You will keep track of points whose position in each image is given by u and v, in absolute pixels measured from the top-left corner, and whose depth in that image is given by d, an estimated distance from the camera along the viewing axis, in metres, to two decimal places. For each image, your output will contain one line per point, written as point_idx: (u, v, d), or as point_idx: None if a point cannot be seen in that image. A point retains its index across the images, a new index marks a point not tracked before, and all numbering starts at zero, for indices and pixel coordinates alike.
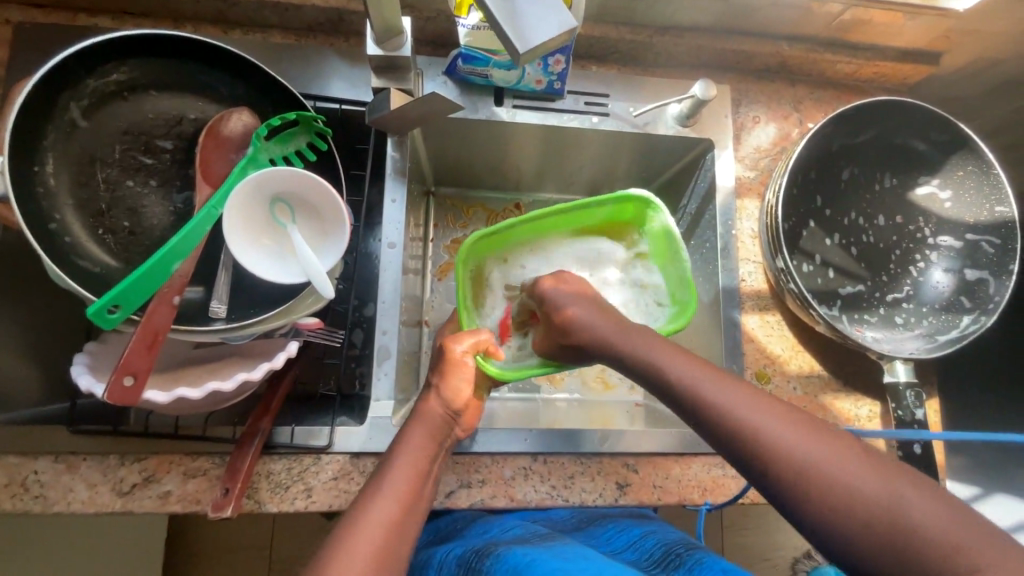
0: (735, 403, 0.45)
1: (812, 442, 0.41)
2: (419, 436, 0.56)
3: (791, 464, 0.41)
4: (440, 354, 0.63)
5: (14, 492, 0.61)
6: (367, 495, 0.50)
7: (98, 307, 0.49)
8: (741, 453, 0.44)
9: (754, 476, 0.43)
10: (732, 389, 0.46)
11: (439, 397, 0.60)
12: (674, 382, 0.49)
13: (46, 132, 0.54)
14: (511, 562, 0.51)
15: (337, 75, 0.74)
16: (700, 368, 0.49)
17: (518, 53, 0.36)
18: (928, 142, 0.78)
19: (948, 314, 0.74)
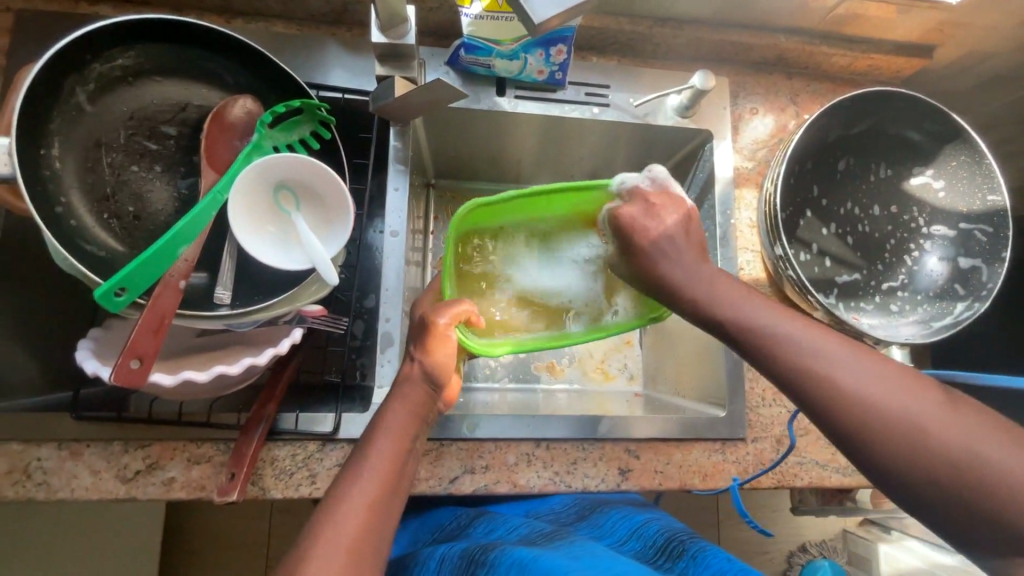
0: (830, 364, 0.47)
1: (902, 400, 0.44)
2: (399, 412, 0.55)
3: (880, 423, 0.44)
4: (423, 325, 0.58)
5: (17, 479, 0.61)
6: (348, 476, 0.50)
7: (105, 290, 0.49)
8: (827, 406, 0.47)
9: (840, 432, 0.46)
10: (825, 345, 0.48)
11: (423, 370, 0.57)
12: (762, 335, 0.51)
13: (53, 115, 0.54)
14: (518, 559, 0.50)
15: (340, 64, 0.74)
16: (795, 328, 0.50)
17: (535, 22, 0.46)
18: (922, 132, 0.79)
19: (942, 301, 0.75)
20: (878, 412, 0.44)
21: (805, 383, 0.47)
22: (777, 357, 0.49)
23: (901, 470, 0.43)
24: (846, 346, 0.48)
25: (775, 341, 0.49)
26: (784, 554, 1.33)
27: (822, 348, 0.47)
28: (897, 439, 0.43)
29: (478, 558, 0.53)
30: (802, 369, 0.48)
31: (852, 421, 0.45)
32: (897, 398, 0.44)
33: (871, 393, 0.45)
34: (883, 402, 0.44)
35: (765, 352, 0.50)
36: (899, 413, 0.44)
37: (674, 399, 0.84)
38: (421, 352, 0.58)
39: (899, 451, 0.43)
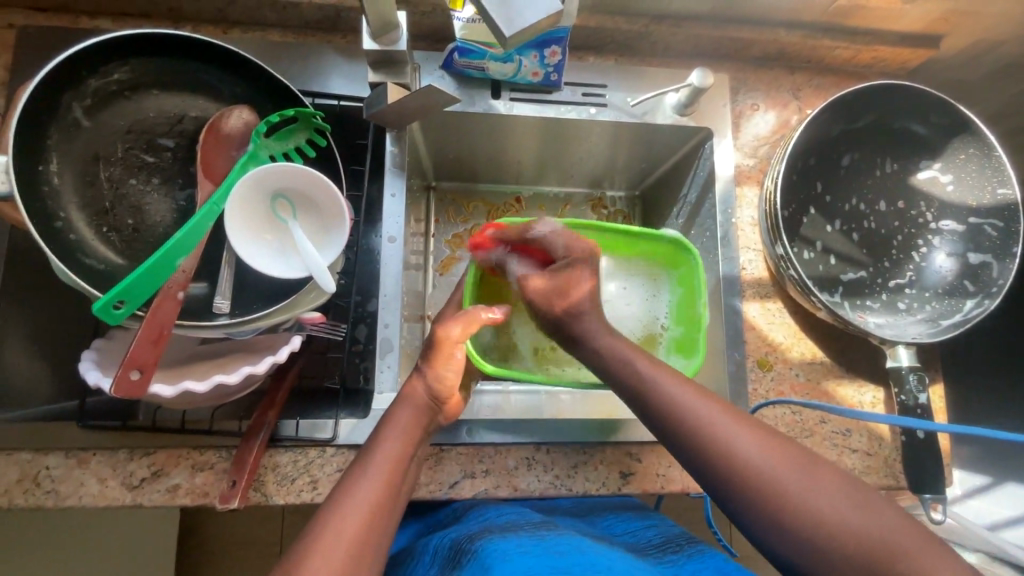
0: (727, 438, 0.47)
1: (796, 475, 0.44)
2: (407, 415, 0.56)
3: (776, 498, 0.43)
4: (430, 339, 0.60)
5: (27, 487, 0.62)
6: (347, 483, 0.49)
7: (103, 303, 0.50)
8: (720, 481, 0.46)
9: (728, 499, 0.46)
10: (720, 418, 0.48)
11: (426, 378, 0.58)
12: (663, 406, 0.50)
13: (50, 132, 0.55)
14: (504, 549, 0.50)
15: (335, 71, 0.74)
16: (697, 403, 0.49)
17: (504, 36, 0.44)
18: (928, 125, 0.77)
19: (951, 298, 0.74)
20: (763, 479, 0.44)
21: (695, 449, 0.48)
22: (677, 421, 0.49)
23: (791, 541, 0.43)
24: (738, 415, 0.48)
25: (680, 404, 0.49)
26: None
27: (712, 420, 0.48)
28: (780, 507, 0.43)
29: (462, 550, 0.53)
30: (697, 436, 0.48)
31: (740, 484, 0.45)
32: (781, 466, 0.45)
33: (764, 464, 0.45)
34: (767, 468, 0.44)
35: (665, 413, 0.50)
36: (783, 478, 0.44)
37: None
38: (424, 362, 0.59)
39: (782, 517, 0.43)
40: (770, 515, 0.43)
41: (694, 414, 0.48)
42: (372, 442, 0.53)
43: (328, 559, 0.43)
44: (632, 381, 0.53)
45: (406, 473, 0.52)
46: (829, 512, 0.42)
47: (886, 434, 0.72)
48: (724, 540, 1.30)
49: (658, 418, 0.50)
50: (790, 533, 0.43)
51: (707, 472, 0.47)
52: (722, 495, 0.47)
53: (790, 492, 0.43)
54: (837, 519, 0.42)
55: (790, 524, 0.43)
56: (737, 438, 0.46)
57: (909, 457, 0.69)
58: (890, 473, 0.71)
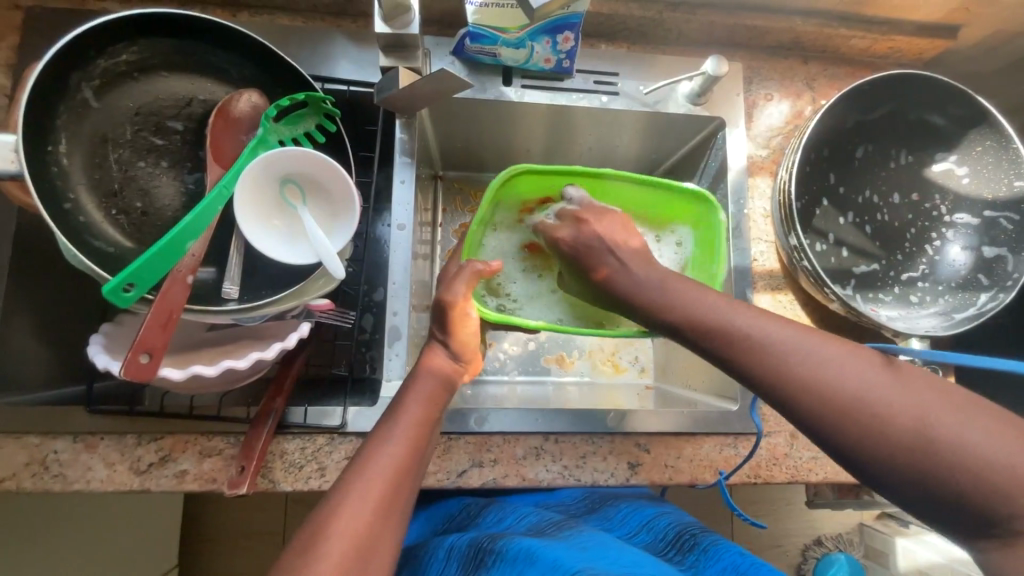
0: (858, 382, 0.44)
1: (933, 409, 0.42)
2: (428, 384, 0.55)
3: (920, 437, 0.41)
4: (438, 308, 0.59)
5: (34, 471, 0.62)
6: (366, 456, 0.48)
7: (114, 285, 0.50)
8: (857, 428, 0.43)
9: (854, 447, 0.44)
10: (847, 362, 0.46)
11: (447, 349, 0.58)
12: (784, 358, 0.47)
13: (59, 111, 0.54)
14: (526, 548, 0.50)
15: (345, 56, 0.73)
16: (820, 349, 0.47)
17: None
18: (945, 117, 0.76)
19: (964, 291, 0.73)
20: (876, 407, 0.43)
21: (760, 370, 0.48)
22: (741, 351, 0.50)
23: (942, 481, 0.40)
24: (858, 354, 0.46)
25: (760, 342, 0.49)
26: (798, 548, 1.31)
27: (837, 364, 0.46)
28: (864, 427, 0.43)
29: (485, 546, 0.53)
30: (761, 361, 0.48)
31: (811, 398, 0.45)
32: (907, 399, 0.43)
33: (898, 403, 0.43)
34: (838, 377, 0.45)
35: (725, 340, 0.51)
36: (852, 387, 0.44)
37: (687, 393, 0.82)
38: (443, 332, 0.59)
39: (849, 424, 0.43)
40: (844, 424, 0.44)
41: (812, 366, 0.46)
42: (393, 409, 0.53)
43: (354, 519, 0.43)
44: (734, 331, 0.51)
45: (429, 438, 0.52)
46: (908, 417, 0.42)
47: None
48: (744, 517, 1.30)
49: (773, 368, 0.48)
50: (854, 441, 0.43)
51: (837, 422, 0.44)
52: (855, 446, 0.43)
53: (858, 398, 0.44)
54: (914, 423, 0.41)
55: (931, 468, 0.40)
56: (861, 378, 0.44)
57: None
58: None
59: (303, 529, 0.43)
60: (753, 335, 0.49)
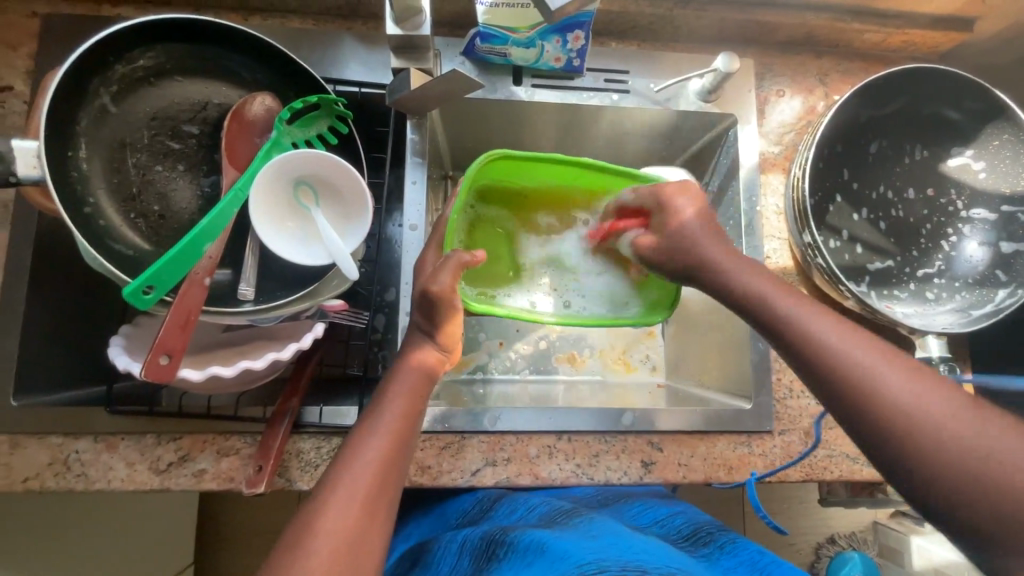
0: (923, 404, 0.44)
1: (996, 444, 0.42)
2: (413, 376, 0.54)
3: (976, 470, 0.41)
4: (421, 299, 0.55)
5: (57, 470, 0.63)
6: (350, 448, 0.48)
7: (133, 288, 0.51)
8: (912, 447, 0.43)
9: (903, 464, 0.44)
10: (915, 382, 0.45)
11: (431, 340, 0.57)
12: (848, 368, 0.47)
13: (79, 117, 0.55)
14: (535, 540, 0.50)
15: (356, 59, 0.74)
16: (888, 365, 0.46)
17: None
18: (960, 110, 0.75)
19: (982, 288, 0.72)
20: (938, 432, 0.43)
21: (821, 364, 0.48)
22: (804, 351, 0.49)
23: (986, 513, 0.41)
24: (926, 375, 0.46)
25: (825, 347, 0.48)
26: (812, 546, 1.30)
27: (903, 384, 0.45)
28: (919, 449, 0.43)
29: (495, 539, 0.54)
30: (824, 365, 0.48)
31: (866, 401, 0.45)
32: (973, 427, 0.42)
33: (961, 433, 0.42)
34: (898, 388, 0.45)
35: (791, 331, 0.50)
36: (910, 399, 0.44)
37: (698, 391, 0.82)
38: (427, 322, 0.57)
39: (897, 432, 0.44)
40: (890, 430, 0.44)
41: (877, 380, 0.45)
42: (375, 399, 0.53)
43: (341, 520, 0.44)
44: (797, 331, 0.50)
45: (413, 429, 0.52)
46: (970, 450, 0.42)
47: None
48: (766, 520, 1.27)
49: (835, 375, 0.47)
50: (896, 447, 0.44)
51: (891, 439, 0.44)
52: (906, 463, 0.44)
53: (922, 420, 0.43)
54: (974, 456, 0.42)
55: (980, 500, 0.41)
56: (926, 401, 0.44)
57: None
58: None
59: (292, 526, 0.44)
60: (817, 338, 0.49)
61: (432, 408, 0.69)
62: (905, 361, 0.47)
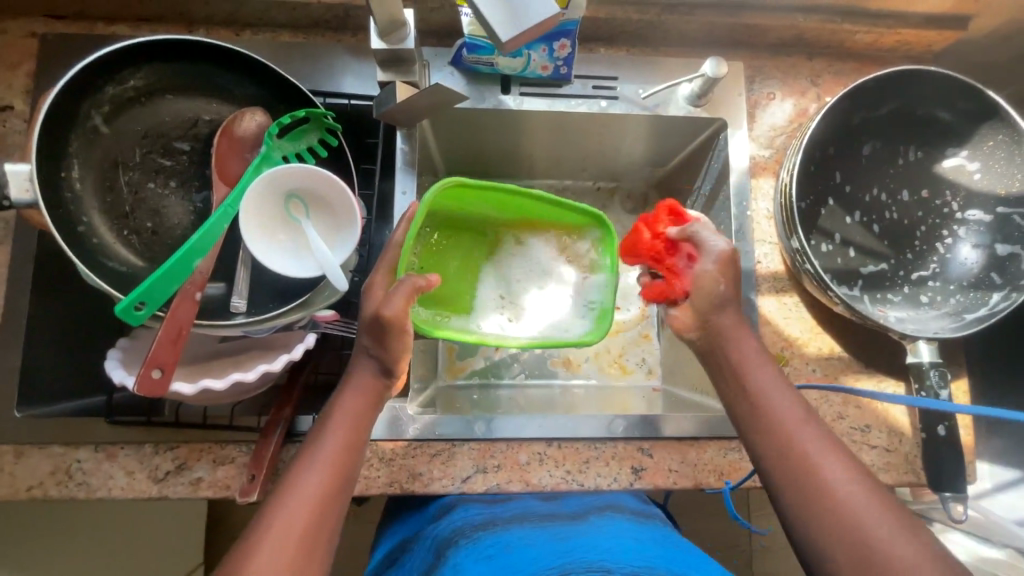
0: (819, 456, 0.51)
1: (867, 503, 0.48)
2: (355, 400, 0.56)
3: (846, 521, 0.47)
4: (371, 320, 0.56)
5: (59, 479, 0.65)
6: (292, 474, 0.51)
7: (126, 305, 0.52)
8: (800, 491, 0.50)
9: (792, 505, 0.50)
10: (817, 438, 0.52)
11: (379, 362, 0.57)
12: (766, 413, 0.54)
13: (71, 139, 0.57)
14: (474, 550, 0.56)
15: (346, 71, 0.75)
16: (799, 416, 0.54)
17: (501, 41, 0.46)
18: (954, 111, 0.74)
19: (977, 291, 0.71)
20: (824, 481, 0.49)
21: (759, 423, 0.54)
22: (735, 391, 0.57)
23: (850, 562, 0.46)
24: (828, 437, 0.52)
25: (751, 387, 0.56)
26: None
27: (806, 437, 0.52)
28: (806, 493, 0.50)
29: (446, 545, 0.59)
30: (746, 405, 0.55)
31: (787, 461, 0.51)
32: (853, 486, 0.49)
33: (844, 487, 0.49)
34: (818, 460, 0.50)
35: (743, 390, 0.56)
36: (819, 467, 0.50)
37: (694, 397, 0.81)
38: (375, 345, 0.57)
39: (806, 497, 0.49)
40: (799, 493, 0.50)
41: (786, 427, 0.53)
42: (319, 428, 0.55)
43: (271, 553, 0.47)
44: (730, 370, 0.58)
45: (358, 458, 0.55)
46: (848, 505, 0.48)
47: (906, 431, 0.72)
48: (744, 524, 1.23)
49: (752, 420, 0.55)
50: (802, 508, 0.49)
51: (785, 477, 0.51)
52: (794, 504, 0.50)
53: (814, 470, 0.50)
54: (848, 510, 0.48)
55: (849, 548, 0.46)
56: (820, 452, 0.51)
57: (928, 454, 0.68)
58: (910, 469, 0.71)
59: (234, 551, 0.48)
60: (749, 382, 0.56)
61: (422, 416, 0.70)
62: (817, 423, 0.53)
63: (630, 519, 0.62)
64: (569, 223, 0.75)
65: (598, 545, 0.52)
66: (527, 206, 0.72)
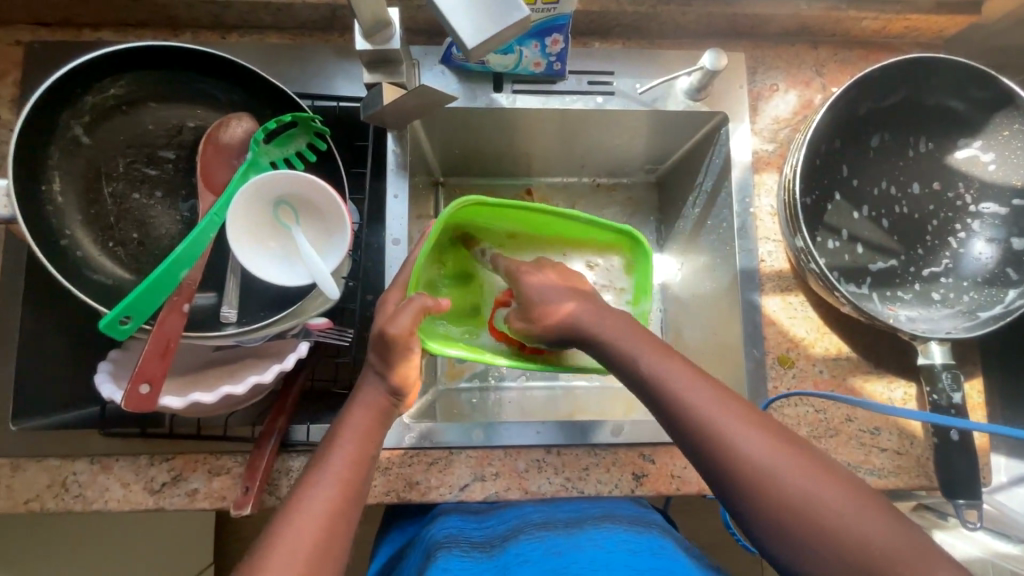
0: (761, 455, 0.47)
1: (823, 488, 0.46)
2: (361, 418, 0.56)
3: (807, 515, 0.45)
4: (377, 338, 0.56)
5: (56, 492, 0.65)
6: (300, 495, 0.50)
7: (111, 319, 0.51)
8: (754, 495, 0.47)
9: (751, 510, 0.47)
10: (750, 433, 0.48)
11: (385, 379, 0.57)
12: (695, 422, 0.50)
13: (52, 151, 0.57)
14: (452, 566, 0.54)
15: (334, 72, 0.73)
16: (725, 412, 0.50)
17: (467, 48, 0.44)
18: (967, 100, 0.71)
19: (992, 287, 0.69)
20: (774, 478, 0.46)
21: (711, 452, 0.49)
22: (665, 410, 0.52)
23: (824, 554, 0.44)
24: (759, 426, 0.49)
25: (679, 402, 0.51)
26: None
27: (743, 435, 0.48)
28: (761, 496, 0.46)
29: (433, 550, 0.58)
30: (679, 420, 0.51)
31: (751, 487, 0.47)
32: (805, 474, 0.46)
33: (798, 480, 0.46)
34: (753, 454, 0.47)
35: (679, 417, 0.51)
36: (762, 464, 0.47)
37: None
38: (381, 363, 0.56)
39: (783, 517, 0.45)
40: (748, 495, 0.47)
41: (723, 431, 0.49)
42: (326, 447, 0.54)
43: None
44: (651, 383, 0.53)
45: (366, 475, 0.54)
46: (806, 495, 0.45)
47: (919, 433, 0.69)
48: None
49: (685, 434, 0.50)
50: (782, 529, 0.45)
51: (735, 487, 0.48)
52: (750, 510, 0.47)
53: (762, 468, 0.47)
54: (807, 502, 0.45)
55: (819, 541, 0.44)
56: (760, 448, 0.47)
57: (940, 456, 0.66)
58: (922, 472, 0.69)
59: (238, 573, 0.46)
60: (670, 392, 0.51)
61: (418, 424, 0.69)
62: (744, 413, 0.50)
63: (628, 531, 0.59)
64: (606, 240, 0.70)
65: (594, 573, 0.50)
66: (553, 224, 0.69)
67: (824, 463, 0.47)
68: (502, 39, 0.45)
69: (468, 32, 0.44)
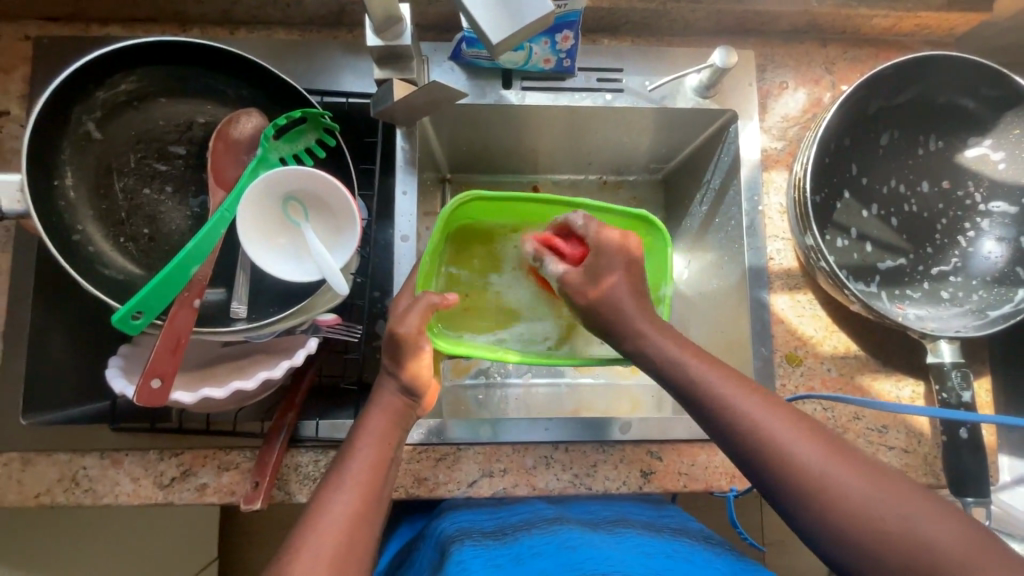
0: (808, 457, 0.47)
1: (874, 487, 0.45)
2: (378, 420, 0.56)
3: (860, 514, 0.44)
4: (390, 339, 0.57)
5: (66, 486, 0.65)
6: (321, 500, 0.50)
7: (122, 315, 0.51)
8: (803, 497, 0.46)
9: (800, 513, 0.47)
10: (795, 435, 0.48)
11: (398, 380, 0.57)
12: (737, 425, 0.50)
13: (63, 146, 0.57)
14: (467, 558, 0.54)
15: (342, 68, 0.73)
16: (767, 416, 0.50)
17: (490, 44, 0.45)
18: (977, 99, 0.71)
19: (1001, 286, 0.69)
20: (823, 479, 0.46)
21: (758, 460, 0.49)
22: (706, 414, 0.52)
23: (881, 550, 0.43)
24: (802, 427, 0.49)
25: (720, 406, 0.51)
26: None
27: (787, 437, 0.48)
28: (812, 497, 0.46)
29: (447, 545, 0.58)
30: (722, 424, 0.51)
31: (803, 492, 0.46)
32: (855, 473, 0.46)
33: (849, 481, 0.45)
34: (798, 456, 0.47)
35: (724, 426, 0.51)
36: (810, 465, 0.47)
37: None
38: (394, 364, 0.58)
39: (843, 522, 0.44)
40: (796, 497, 0.47)
41: (767, 430, 0.49)
42: (345, 452, 0.54)
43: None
44: (689, 387, 0.53)
45: (387, 476, 0.54)
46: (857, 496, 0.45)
47: (927, 431, 0.69)
48: (750, 539, 1.20)
49: (728, 438, 0.51)
50: (841, 537, 0.45)
51: (781, 490, 0.47)
52: (798, 511, 0.47)
53: (809, 469, 0.47)
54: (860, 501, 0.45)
55: (874, 539, 0.44)
56: (806, 449, 0.47)
57: (949, 454, 0.66)
58: (930, 471, 0.69)
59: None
60: (708, 395, 0.52)
61: (427, 420, 0.69)
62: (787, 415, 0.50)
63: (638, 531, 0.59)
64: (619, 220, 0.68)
65: (610, 565, 0.49)
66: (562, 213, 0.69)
67: (874, 462, 0.47)
68: (525, 35, 0.45)
69: (492, 28, 0.44)
